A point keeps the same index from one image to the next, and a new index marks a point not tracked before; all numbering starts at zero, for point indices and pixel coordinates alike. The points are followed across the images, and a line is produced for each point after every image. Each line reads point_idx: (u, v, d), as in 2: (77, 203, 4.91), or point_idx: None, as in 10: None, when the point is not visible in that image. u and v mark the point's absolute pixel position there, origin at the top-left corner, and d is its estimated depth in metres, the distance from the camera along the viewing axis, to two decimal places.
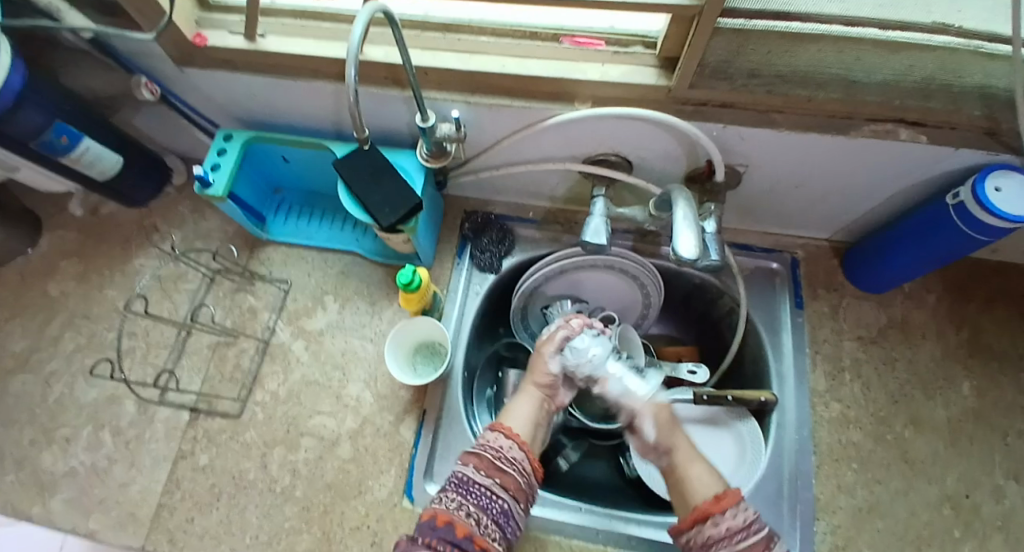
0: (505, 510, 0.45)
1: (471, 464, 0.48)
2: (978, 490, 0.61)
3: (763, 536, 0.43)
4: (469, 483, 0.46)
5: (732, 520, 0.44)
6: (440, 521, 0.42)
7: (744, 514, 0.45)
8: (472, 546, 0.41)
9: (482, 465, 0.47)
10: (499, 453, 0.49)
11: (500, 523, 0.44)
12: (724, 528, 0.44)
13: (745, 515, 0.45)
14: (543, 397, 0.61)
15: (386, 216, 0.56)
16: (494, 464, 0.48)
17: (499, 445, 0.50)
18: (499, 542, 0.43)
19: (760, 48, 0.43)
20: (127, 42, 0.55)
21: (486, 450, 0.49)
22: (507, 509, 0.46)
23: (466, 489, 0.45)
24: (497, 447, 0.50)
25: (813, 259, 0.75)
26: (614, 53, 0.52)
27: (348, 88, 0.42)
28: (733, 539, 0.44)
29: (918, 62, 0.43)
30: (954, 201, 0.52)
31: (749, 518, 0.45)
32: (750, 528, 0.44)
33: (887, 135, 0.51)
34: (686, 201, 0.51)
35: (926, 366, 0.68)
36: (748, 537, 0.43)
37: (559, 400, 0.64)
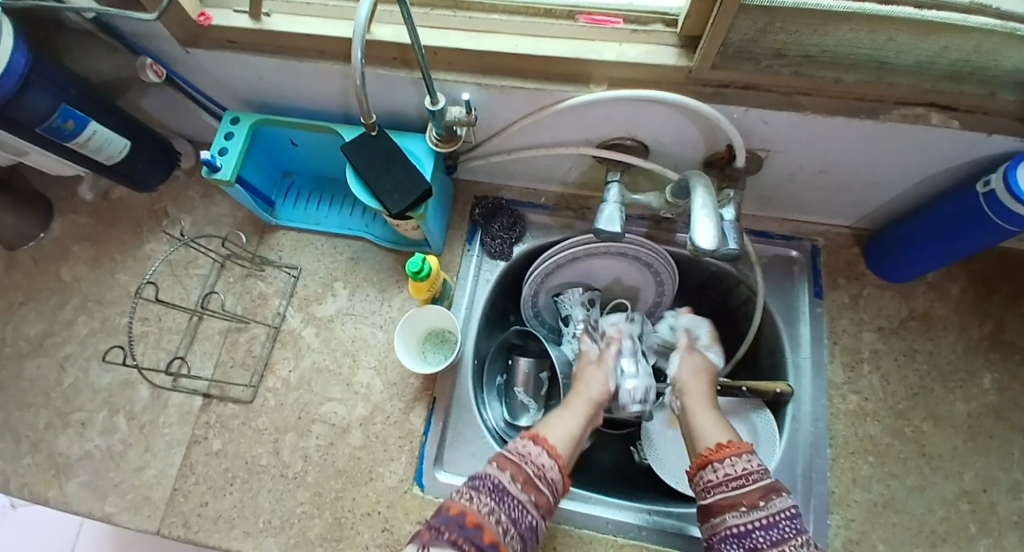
0: (532, 526, 0.46)
1: (508, 471, 0.48)
2: (997, 487, 0.60)
3: (764, 489, 0.46)
4: (504, 491, 0.46)
5: (730, 467, 0.49)
6: (471, 522, 0.42)
7: (744, 464, 0.49)
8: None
9: (521, 479, 0.48)
10: (540, 470, 0.49)
11: (524, 537, 0.45)
12: (722, 473, 0.49)
13: (745, 465, 0.49)
14: (587, 417, 0.59)
15: (396, 203, 0.55)
16: (532, 480, 0.48)
17: (541, 463, 0.50)
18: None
19: (787, 27, 0.41)
20: (132, 23, 0.54)
21: (528, 465, 0.49)
22: (534, 526, 0.46)
23: (500, 497, 0.46)
24: (538, 465, 0.50)
25: (833, 248, 0.73)
26: (632, 32, 0.50)
27: (356, 70, 0.41)
28: (728, 484, 0.48)
29: (955, 42, 0.40)
30: (985, 188, 0.50)
31: (749, 468, 0.48)
32: (749, 477, 0.47)
33: (917, 119, 0.48)
34: (705, 189, 0.49)
35: (947, 360, 0.66)
36: (745, 484, 0.47)
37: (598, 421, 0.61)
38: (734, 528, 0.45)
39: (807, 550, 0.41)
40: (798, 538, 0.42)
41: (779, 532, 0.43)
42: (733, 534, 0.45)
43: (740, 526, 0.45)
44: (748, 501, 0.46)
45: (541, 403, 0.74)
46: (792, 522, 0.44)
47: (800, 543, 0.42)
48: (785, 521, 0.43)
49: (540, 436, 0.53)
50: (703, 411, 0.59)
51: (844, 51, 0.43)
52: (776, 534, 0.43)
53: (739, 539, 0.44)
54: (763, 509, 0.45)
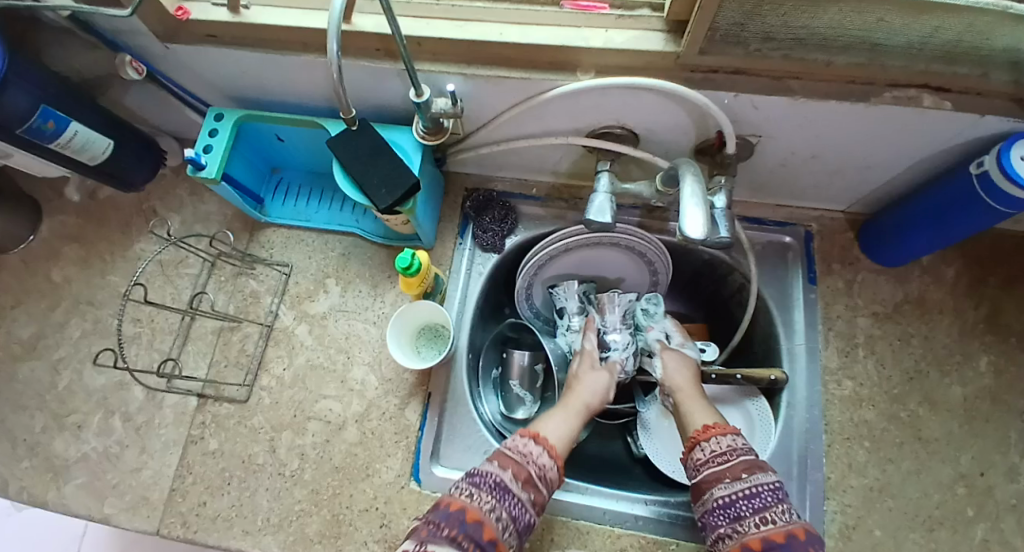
0: (529, 524, 0.46)
1: (509, 470, 0.47)
2: (993, 470, 0.60)
3: (748, 463, 0.47)
4: (506, 489, 0.46)
5: (716, 444, 0.49)
6: (472, 519, 0.42)
7: (729, 441, 0.49)
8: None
9: (522, 477, 0.47)
10: (541, 470, 0.49)
11: (520, 534, 0.45)
12: (709, 451, 0.49)
13: (730, 443, 0.49)
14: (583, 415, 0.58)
15: (383, 197, 0.54)
16: (532, 480, 0.48)
17: (542, 463, 0.49)
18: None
19: (776, 10, 0.40)
20: (109, 20, 0.53)
21: (530, 464, 0.49)
22: (530, 523, 0.47)
23: (501, 495, 0.45)
24: (539, 464, 0.49)
25: (827, 233, 0.72)
26: (619, 18, 0.49)
27: (333, 62, 0.40)
28: (714, 461, 0.48)
29: (946, 23, 0.40)
30: (978, 170, 0.49)
31: (733, 444, 0.49)
32: (734, 452, 0.48)
33: (910, 101, 0.47)
34: (694, 176, 0.48)
35: (942, 344, 0.66)
36: (730, 459, 0.47)
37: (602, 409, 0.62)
38: (720, 500, 0.45)
39: (789, 517, 0.42)
40: (780, 506, 0.43)
41: (761, 501, 0.43)
42: (719, 506, 0.45)
43: (726, 497, 0.45)
44: (732, 473, 0.46)
45: (536, 395, 0.74)
46: (775, 491, 0.44)
47: (782, 510, 0.42)
48: (768, 491, 0.44)
49: (537, 433, 0.53)
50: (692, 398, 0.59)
51: (834, 33, 0.43)
52: (759, 502, 0.43)
53: (725, 510, 0.44)
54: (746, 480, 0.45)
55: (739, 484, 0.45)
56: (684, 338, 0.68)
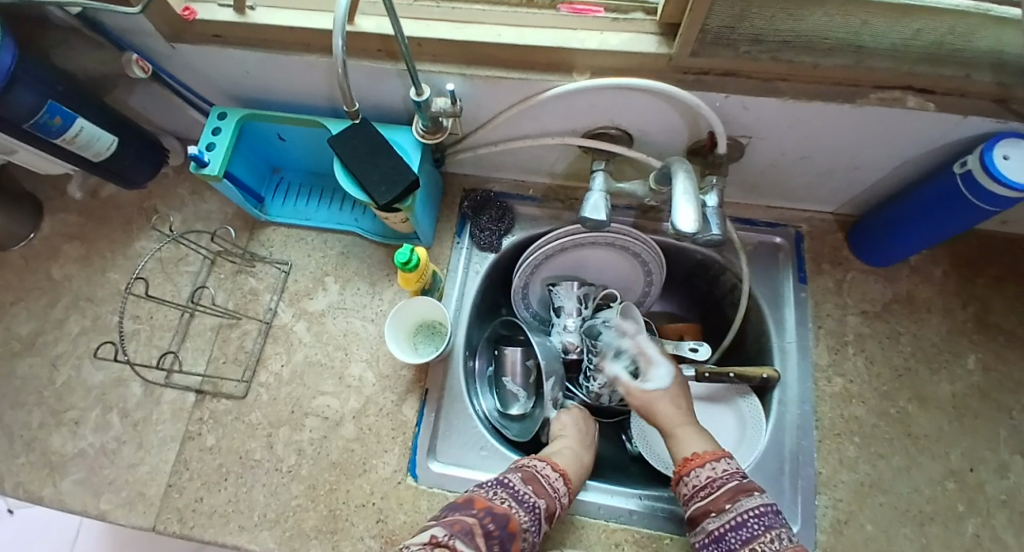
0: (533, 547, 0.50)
1: (545, 501, 0.51)
2: (983, 466, 0.61)
3: (731, 491, 0.48)
4: (539, 518, 0.50)
5: (697, 478, 0.51)
6: (509, 531, 0.45)
7: (708, 472, 0.51)
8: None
9: (551, 510, 0.52)
10: (562, 504, 0.54)
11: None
12: (692, 485, 0.51)
13: (709, 474, 0.50)
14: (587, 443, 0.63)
15: (383, 195, 0.55)
16: (555, 513, 0.52)
17: (565, 500, 0.55)
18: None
19: (764, 13, 0.42)
20: (118, 19, 0.54)
21: (559, 498, 0.53)
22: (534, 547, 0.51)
23: (535, 520, 0.49)
24: (563, 501, 0.54)
25: (817, 234, 0.74)
26: (613, 21, 0.51)
27: (337, 60, 0.41)
28: (699, 495, 0.50)
29: (928, 25, 0.41)
30: (962, 169, 0.51)
31: (714, 475, 0.50)
32: (714, 483, 0.49)
33: (895, 102, 0.49)
34: (686, 174, 0.50)
35: (931, 342, 0.67)
36: (713, 492, 0.49)
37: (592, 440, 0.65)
38: (711, 534, 0.47)
39: (779, 544, 0.44)
40: (768, 534, 0.44)
41: (749, 530, 0.45)
42: (711, 539, 0.47)
43: (716, 530, 0.47)
44: (716, 506, 0.48)
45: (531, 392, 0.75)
46: (760, 519, 0.45)
47: (770, 538, 0.44)
48: (754, 520, 0.45)
49: (560, 464, 0.57)
50: (684, 426, 0.58)
51: (820, 35, 0.45)
52: (747, 532, 0.45)
53: (717, 543, 0.46)
54: (731, 511, 0.47)
55: (726, 516, 0.47)
56: (648, 364, 0.65)
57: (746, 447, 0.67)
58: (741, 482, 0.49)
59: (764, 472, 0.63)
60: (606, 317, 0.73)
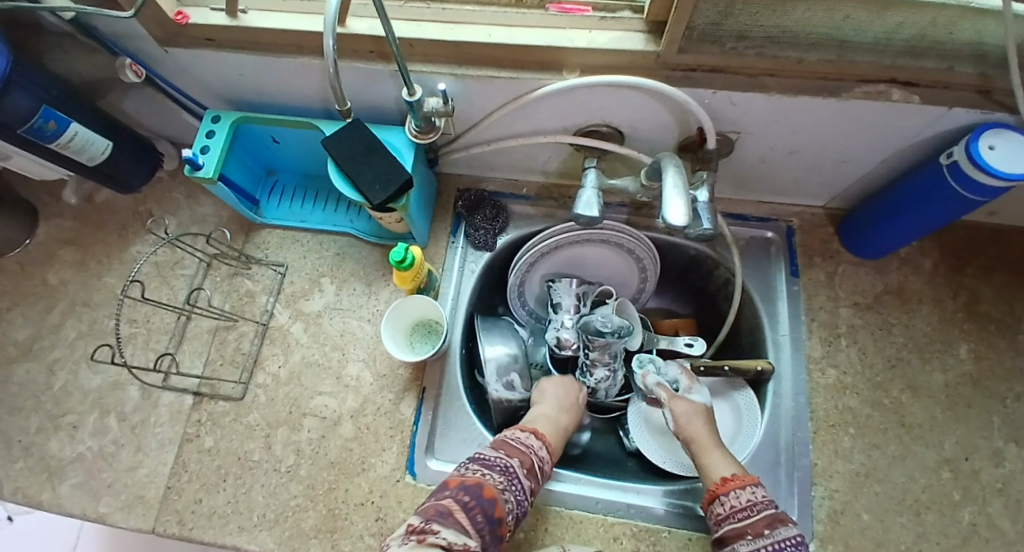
0: (524, 509, 0.50)
1: (517, 458, 0.52)
2: (977, 454, 0.62)
3: (770, 518, 0.45)
4: (515, 475, 0.50)
5: (736, 499, 0.49)
6: (487, 495, 0.45)
7: (749, 495, 0.48)
8: (498, 532, 0.44)
9: (527, 466, 0.52)
10: (539, 461, 0.54)
11: (518, 518, 0.48)
12: (729, 506, 0.49)
13: (750, 497, 0.48)
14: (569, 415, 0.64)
15: (377, 194, 0.56)
16: (535, 469, 0.53)
17: (541, 456, 0.55)
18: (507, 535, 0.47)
19: (749, 9, 0.43)
20: (111, 24, 0.55)
21: (533, 454, 0.54)
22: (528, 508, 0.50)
23: (512, 479, 0.49)
24: (540, 456, 0.55)
25: (808, 227, 0.74)
26: (602, 19, 0.51)
27: (329, 61, 0.42)
28: (735, 516, 0.48)
29: (909, 19, 0.42)
30: (948, 160, 0.51)
31: (754, 499, 0.48)
32: (754, 507, 0.47)
33: (880, 96, 0.50)
34: (676, 169, 0.50)
35: (922, 333, 0.68)
36: (751, 515, 0.46)
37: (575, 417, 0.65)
38: None
39: None
40: None
41: None
42: None
43: None
44: (753, 530, 0.45)
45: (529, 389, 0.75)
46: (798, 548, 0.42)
47: None
48: (791, 546, 0.42)
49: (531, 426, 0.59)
50: (714, 451, 0.56)
51: (806, 31, 0.45)
52: None
53: None
54: (767, 536, 0.44)
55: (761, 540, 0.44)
56: (691, 381, 0.67)
57: (742, 441, 0.68)
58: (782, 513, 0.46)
59: (760, 463, 0.64)
60: (604, 315, 0.71)
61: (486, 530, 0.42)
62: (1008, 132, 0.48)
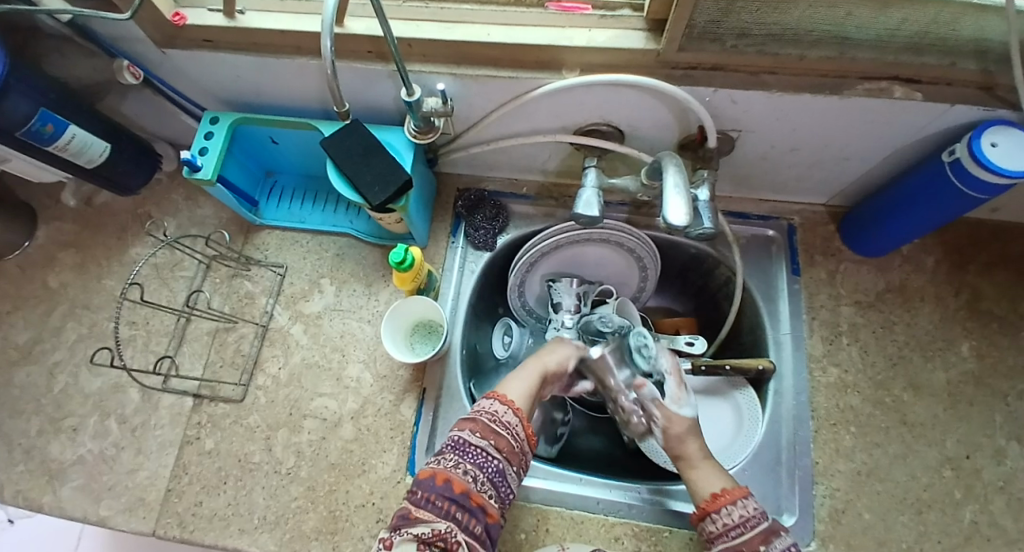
0: (500, 471, 0.44)
1: (465, 426, 0.46)
2: (979, 453, 0.61)
3: (765, 532, 0.43)
4: (465, 444, 0.44)
5: (728, 516, 0.45)
6: (439, 479, 0.42)
7: (741, 510, 0.45)
8: (468, 504, 0.41)
9: (477, 428, 0.46)
10: (494, 416, 0.47)
11: (494, 482, 0.44)
12: (721, 524, 0.45)
13: (743, 512, 0.45)
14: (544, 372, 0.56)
15: (377, 195, 0.56)
16: (489, 427, 0.46)
17: (494, 410, 0.48)
18: (495, 500, 0.43)
19: (749, 6, 0.42)
20: (108, 25, 0.54)
21: (481, 414, 0.47)
22: (502, 469, 0.45)
23: (463, 450, 0.44)
24: (492, 412, 0.47)
25: (809, 225, 0.74)
26: (601, 18, 0.51)
27: (326, 61, 0.41)
28: (728, 535, 0.44)
29: (911, 15, 0.42)
30: (950, 157, 0.51)
31: (747, 513, 0.45)
32: (747, 523, 0.44)
33: (881, 93, 0.49)
34: (677, 168, 0.50)
35: (925, 331, 0.68)
36: (745, 532, 0.43)
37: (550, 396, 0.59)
38: None
39: None
40: None
41: None
42: None
43: None
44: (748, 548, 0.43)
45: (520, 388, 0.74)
46: None
47: None
48: None
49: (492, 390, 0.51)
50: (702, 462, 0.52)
51: (807, 28, 0.45)
52: None
53: None
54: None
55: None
56: (679, 390, 0.57)
57: (738, 446, 0.67)
58: (775, 522, 0.44)
59: (760, 462, 0.63)
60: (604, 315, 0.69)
61: (453, 510, 0.40)
62: (1010, 128, 0.48)
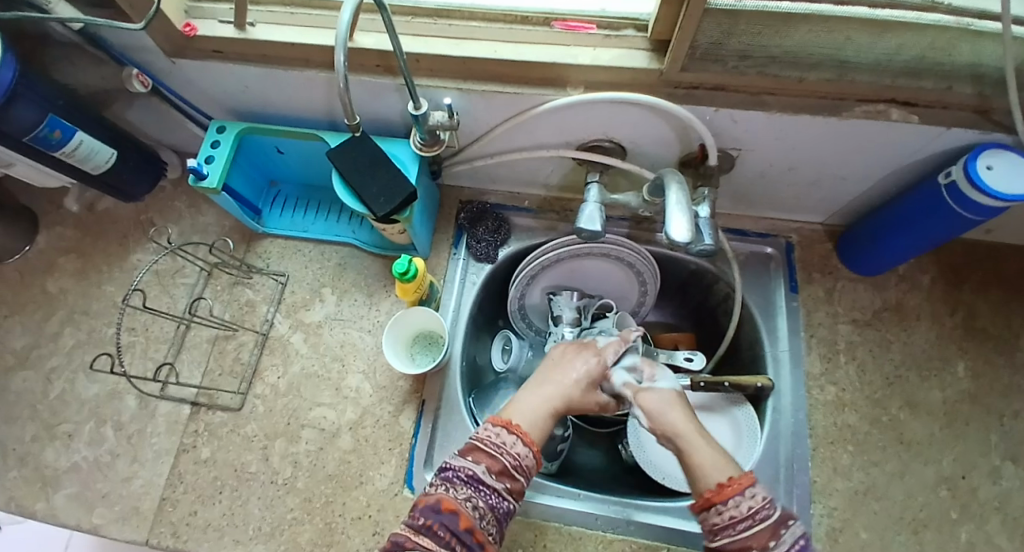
0: (505, 511, 0.42)
1: (484, 462, 0.42)
2: (976, 472, 0.62)
3: (774, 524, 0.34)
4: (480, 481, 0.41)
5: (735, 508, 0.35)
6: (447, 509, 0.38)
7: (750, 500, 0.35)
8: (470, 543, 0.38)
9: (497, 471, 0.42)
10: (515, 460, 0.43)
11: (498, 521, 0.41)
12: (727, 517, 0.35)
13: (752, 502, 0.35)
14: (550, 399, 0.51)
15: (381, 206, 0.56)
16: (508, 471, 0.42)
17: (517, 453, 0.43)
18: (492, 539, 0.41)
19: (751, 29, 0.44)
20: (120, 35, 0.55)
21: (502, 453, 0.43)
22: (507, 510, 0.42)
23: (476, 486, 0.40)
24: (515, 454, 0.43)
25: (807, 243, 0.75)
26: (605, 37, 0.52)
27: (339, 75, 0.42)
28: (734, 529, 0.35)
29: (908, 40, 0.44)
30: (947, 179, 0.52)
31: (757, 504, 0.35)
32: (757, 515, 0.34)
33: (879, 115, 0.51)
34: (679, 185, 0.51)
35: (921, 349, 0.68)
36: (754, 527, 0.34)
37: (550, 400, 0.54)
38: None
39: None
40: None
41: None
42: None
43: None
44: (758, 544, 0.33)
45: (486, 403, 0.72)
46: None
47: None
48: None
49: (504, 418, 0.46)
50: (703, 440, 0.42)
51: (806, 51, 0.46)
52: None
53: None
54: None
55: None
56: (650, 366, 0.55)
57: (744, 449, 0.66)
58: (784, 510, 0.36)
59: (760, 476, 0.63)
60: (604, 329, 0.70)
61: (454, 544, 0.37)
62: (1005, 152, 0.49)
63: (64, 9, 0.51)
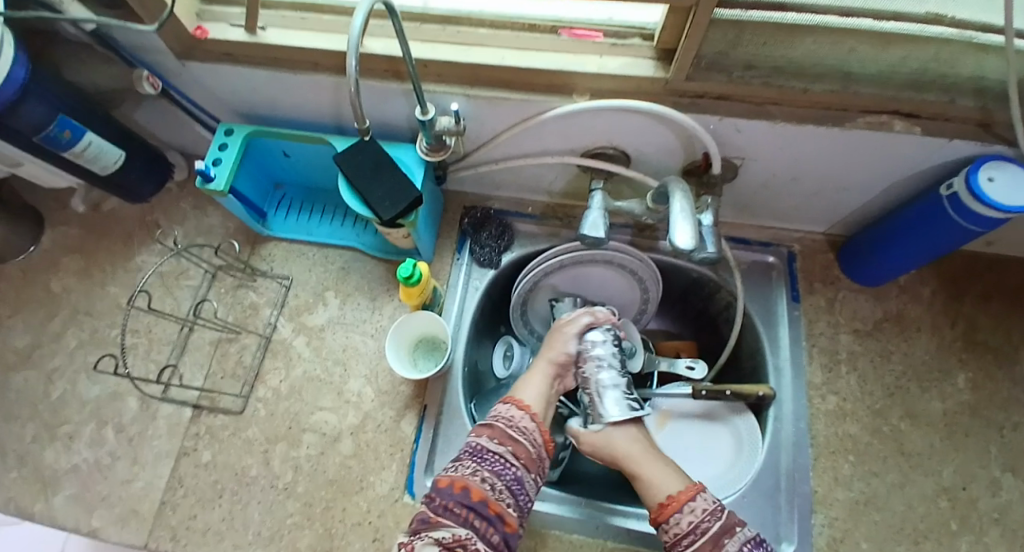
0: (518, 478, 0.47)
1: (484, 434, 0.50)
2: (975, 483, 0.61)
3: (714, 538, 0.45)
4: (484, 452, 0.48)
5: (678, 526, 0.47)
6: (457, 487, 0.44)
7: (689, 516, 0.46)
8: (486, 512, 0.43)
9: (495, 435, 0.49)
10: (511, 423, 0.51)
11: (513, 490, 0.46)
12: (673, 533, 0.47)
13: (690, 519, 0.46)
14: (554, 375, 0.60)
15: (387, 210, 0.56)
16: (506, 434, 0.50)
17: (510, 417, 0.52)
18: (514, 509, 0.46)
19: (756, 39, 0.44)
20: (132, 37, 0.56)
21: (498, 421, 0.51)
22: (519, 476, 0.47)
23: (480, 457, 0.47)
24: (509, 418, 0.52)
25: (809, 253, 0.75)
26: (613, 45, 0.53)
27: (350, 79, 0.42)
28: (681, 544, 0.46)
29: (911, 53, 0.44)
30: (948, 191, 0.52)
31: (695, 520, 0.46)
32: (699, 528, 0.45)
33: (881, 126, 0.51)
34: (682, 193, 0.51)
35: (922, 360, 0.68)
36: (697, 540, 0.45)
37: (569, 383, 0.62)
38: None
39: None
40: None
41: None
42: None
43: None
44: None
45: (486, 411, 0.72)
46: None
47: None
48: None
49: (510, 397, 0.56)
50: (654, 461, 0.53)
51: (810, 62, 0.47)
52: None
53: None
54: None
55: None
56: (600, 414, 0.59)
57: (741, 468, 0.66)
58: (727, 518, 0.46)
59: (761, 488, 0.62)
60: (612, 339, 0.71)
61: (471, 518, 0.42)
62: (1007, 164, 0.49)
63: (76, 11, 0.52)
